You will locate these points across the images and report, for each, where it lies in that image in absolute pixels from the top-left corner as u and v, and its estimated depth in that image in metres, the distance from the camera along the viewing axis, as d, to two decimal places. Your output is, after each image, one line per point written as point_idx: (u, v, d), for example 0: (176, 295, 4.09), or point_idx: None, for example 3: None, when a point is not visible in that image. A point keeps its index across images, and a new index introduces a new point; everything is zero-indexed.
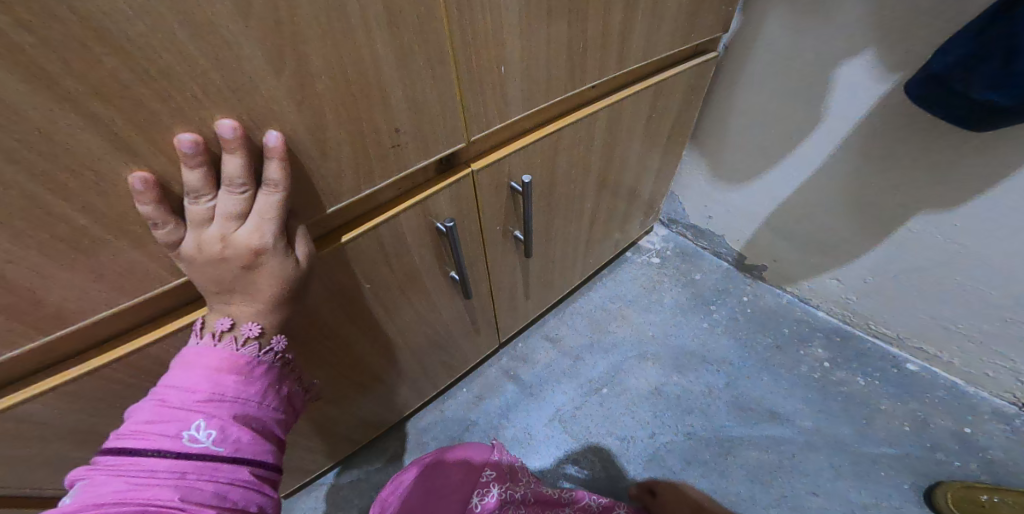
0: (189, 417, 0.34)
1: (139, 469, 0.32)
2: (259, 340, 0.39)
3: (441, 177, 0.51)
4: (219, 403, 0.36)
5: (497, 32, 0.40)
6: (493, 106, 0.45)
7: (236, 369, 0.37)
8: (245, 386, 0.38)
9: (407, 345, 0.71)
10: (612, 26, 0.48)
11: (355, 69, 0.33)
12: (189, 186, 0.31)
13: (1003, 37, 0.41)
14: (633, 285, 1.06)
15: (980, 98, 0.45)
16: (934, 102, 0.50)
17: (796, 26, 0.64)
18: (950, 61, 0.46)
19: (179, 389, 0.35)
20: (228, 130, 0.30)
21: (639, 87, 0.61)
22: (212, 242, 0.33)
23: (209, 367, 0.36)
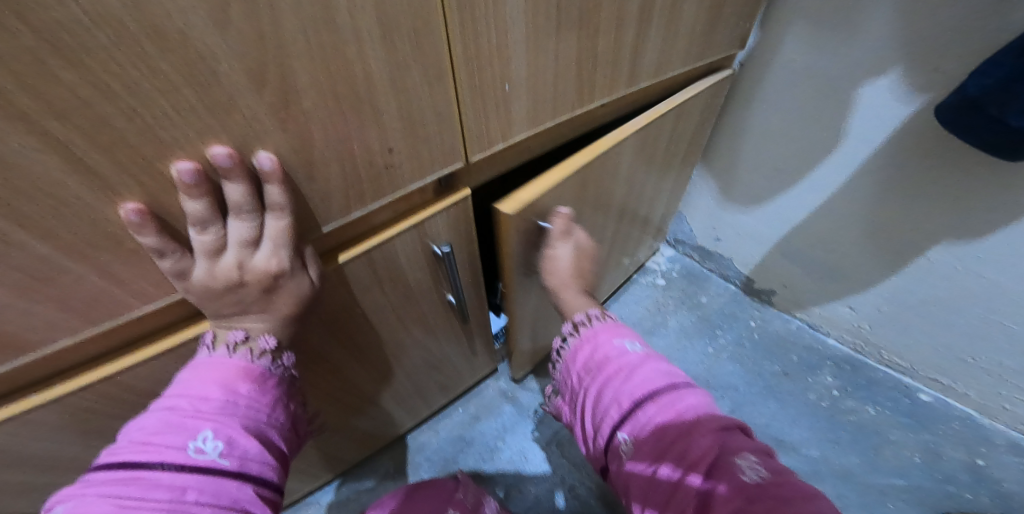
0: (197, 427, 0.33)
1: (139, 485, 0.30)
2: (273, 353, 0.39)
3: (440, 199, 0.47)
4: (229, 413, 0.35)
5: (502, 47, 0.37)
6: (497, 125, 0.42)
7: (250, 378, 0.37)
8: (258, 394, 0.37)
9: (402, 368, 0.67)
10: (623, 42, 0.45)
11: (347, 87, 0.31)
12: (194, 217, 0.30)
13: None
14: (637, 308, 1.02)
15: (1019, 124, 0.43)
16: (968, 128, 0.48)
17: (815, 44, 0.62)
18: (987, 83, 0.44)
19: (190, 398, 0.34)
20: (224, 158, 0.28)
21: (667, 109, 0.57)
22: (228, 270, 0.33)
23: (221, 374, 0.36)
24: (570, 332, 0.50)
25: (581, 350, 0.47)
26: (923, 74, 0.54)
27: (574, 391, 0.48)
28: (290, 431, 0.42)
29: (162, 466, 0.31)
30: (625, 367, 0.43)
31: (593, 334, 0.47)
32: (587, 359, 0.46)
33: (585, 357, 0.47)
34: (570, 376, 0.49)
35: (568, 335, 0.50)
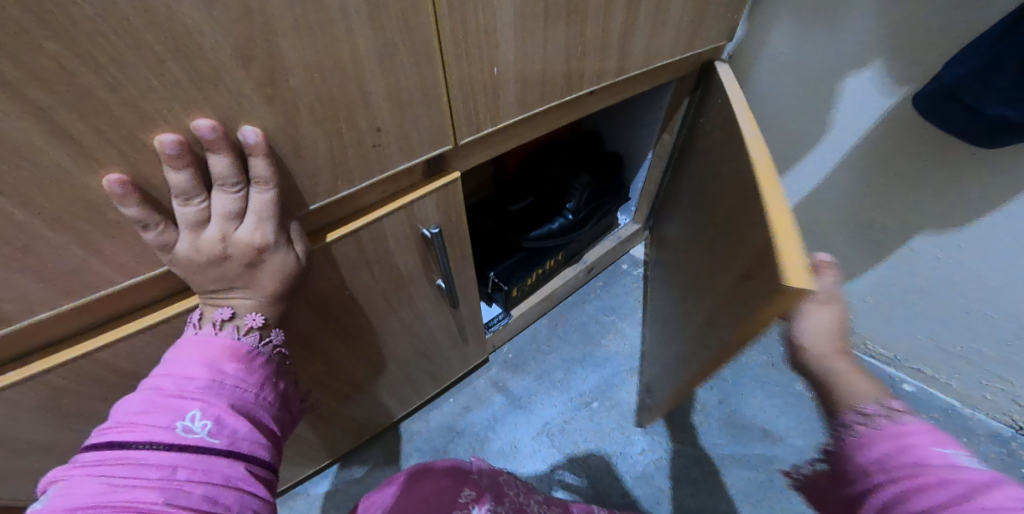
0: (184, 407, 0.33)
1: (127, 465, 0.29)
2: (260, 331, 0.40)
3: (429, 181, 0.48)
4: (216, 392, 0.35)
5: (490, 29, 0.37)
6: (486, 109, 0.43)
7: (236, 358, 0.37)
8: (245, 374, 0.38)
9: (392, 354, 0.68)
10: (612, 28, 0.46)
11: (333, 64, 0.31)
12: (177, 188, 0.29)
13: (1015, 45, 0.40)
14: (629, 299, 1.06)
15: (992, 113, 0.44)
16: (945, 117, 0.49)
17: (802, 36, 0.62)
18: (961, 72, 0.46)
19: (174, 378, 0.34)
20: (207, 130, 0.28)
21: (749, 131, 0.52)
22: (211, 243, 0.32)
23: (208, 352, 0.36)
24: (862, 421, 0.34)
25: (880, 446, 0.33)
26: (905, 67, 0.55)
27: (842, 474, 0.36)
28: (282, 411, 0.42)
29: (150, 445, 0.30)
30: (938, 477, 0.30)
31: (874, 435, 0.34)
32: (874, 453, 0.33)
33: (879, 453, 0.33)
34: (839, 456, 0.37)
35: (857, 424, 0.35)
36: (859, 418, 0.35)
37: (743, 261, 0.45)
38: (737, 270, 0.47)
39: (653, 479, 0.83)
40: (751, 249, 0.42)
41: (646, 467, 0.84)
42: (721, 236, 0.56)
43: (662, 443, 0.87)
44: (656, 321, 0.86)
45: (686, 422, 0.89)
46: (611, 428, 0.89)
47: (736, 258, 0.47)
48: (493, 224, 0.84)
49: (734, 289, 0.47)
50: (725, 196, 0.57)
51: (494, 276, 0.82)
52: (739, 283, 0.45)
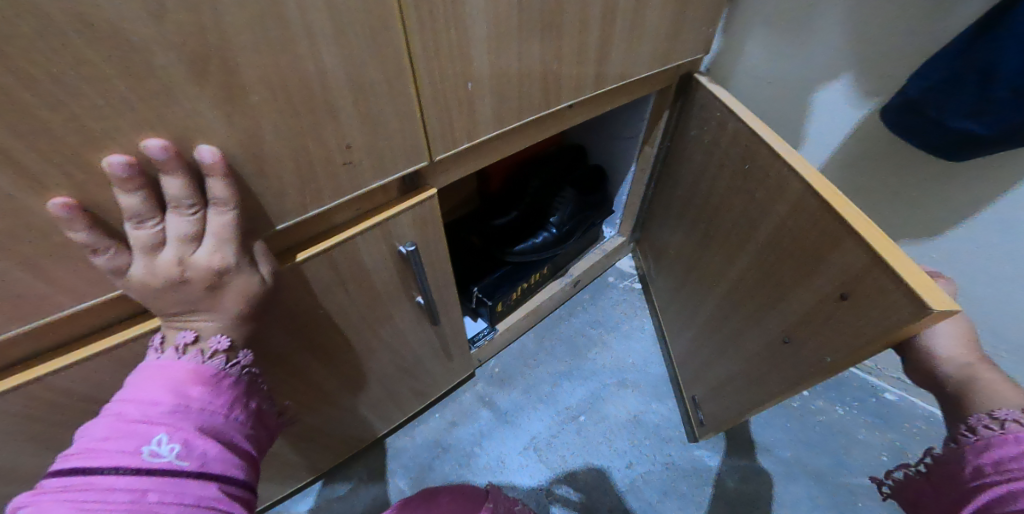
0: (149, 432, 0.31)
1: (92, 490, 0.28)
2: (227, 353, 0.37)
3: (404, 198, 0.47)
4: (183, 415, 0.33)
5: (461, 46, 0.36)
6: (461, 124, 0.42)
7: (202, 381, 0.35)
8: (212, 397, 0.35)
9: (372, 372, 0.66)
10: (588, 43, 0.46)
11: (296, 80, 0.30)
12: (128, 210, 0.28)
13: (980, 58, 0.41)
14: (614, 312, 1.05)
15: (956, 126, 0.45)
16: (911, 131, 0.50)
17: (776, 50, 0.63)
18: (925, 85, 0.46)
19: (137, 403, 0.32)
20: (157, 150, 0.27)
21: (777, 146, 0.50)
22: (168, 267, 0.30)
23: (173, 375, 0.34)
24: (989, 425, 0.36)
25: (1003, 448, 0.34)
26: (873, 81, 0.56)
27: (952, 476, 0.37)
28: (254, 430, 0.40)
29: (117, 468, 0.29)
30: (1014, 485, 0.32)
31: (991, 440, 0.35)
32: (995, 455, 0.34)
33: (1002, 455, 0.33)
34: (953, 459, 0.37)
35: (980, 427, 0.36)
36: (985, 421, 0.36)
37: (829, 283, 0.44)
38: (815, 289, 0.46)
39: (640, 494, 0.82)
40: (851, 274, 0.41)
41: (634, 482, 0.83)
42: (762, 252, 0.54)
43: (649, 455, 0.86)
44: (679, 333, 0.85)
45: (674, 435, 0.88)
46: (598, 442, 0.88)
47: (811, 280, 0.46)
48: (478, 240, 0.83)
49: (818, 310, 0.46)
50: (752, 211, 0.55)
51: (478, 291, 0.81)
52: (825, 304, 0.45)
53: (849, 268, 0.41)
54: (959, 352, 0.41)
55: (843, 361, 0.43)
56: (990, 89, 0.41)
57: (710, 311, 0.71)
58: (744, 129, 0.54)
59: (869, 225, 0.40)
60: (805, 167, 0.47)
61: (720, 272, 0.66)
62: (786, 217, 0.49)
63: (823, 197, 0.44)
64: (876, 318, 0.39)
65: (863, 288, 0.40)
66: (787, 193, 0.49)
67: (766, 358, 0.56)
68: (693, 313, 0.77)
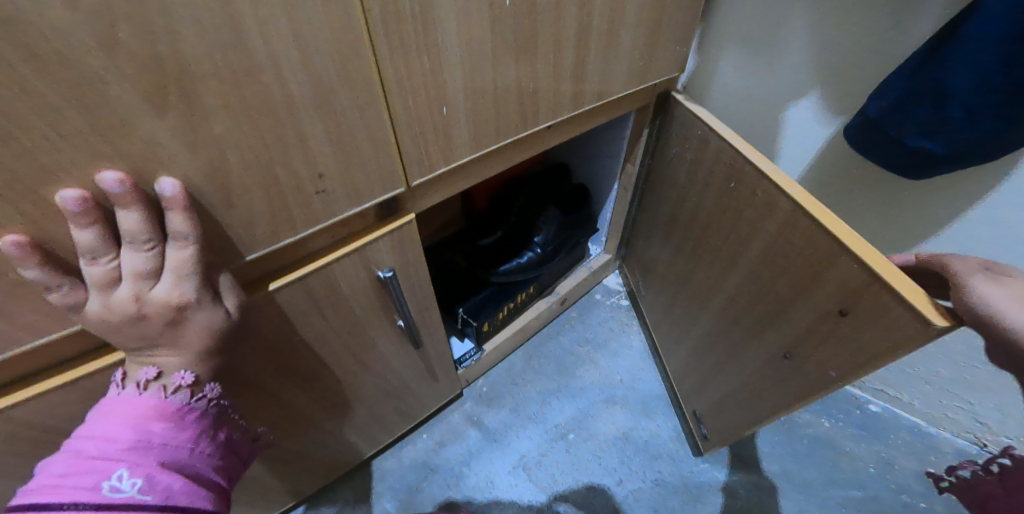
0: (109, 467, 0.30)
1: None
2: (192, 387, 0.35)
3: (382, 223, 0.46)
4: (145, 451, 0.32)
5: (434, 73, 0.36)
6: (438, 148, 0.42)
7: (165, 416, 0.34)
8: (176, 431, 0.34)
9: (354, 395, 0.64)
10: (563, 65, 0.46)
11: (263, 108, 0.29)
12: (82, 247, 0.27)
13: (933, 77, 0.42)
14: (601, 328, 1.05)
15: (915, 145, 0.46)
16: (873, 149, 0.52)
17: (748, 68, 0.65)
18: (883, 105, 0.48)
19: (96, 439, 0.31)
20: (113, 184, 0.26)
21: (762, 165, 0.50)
22: (124, 303, 0.30)
23: (134, 409, 0.33)
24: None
25: None
26: (840, 98, 0.58)
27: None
28: (224, 461, 0.39)
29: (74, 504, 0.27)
30: None
31: None
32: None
33: None
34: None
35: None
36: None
37: (827, 300, 0.44)
38: (812, 306, 0.46)
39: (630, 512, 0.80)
40: (850, 292, 0.41)
41: (625, 500, 0.82)
42: (753, 269, 0.54)
43: (639, 472, 0.85)
44: (675, 347, 0.85)
45: (663, 451, 0.87)
46: (588, 460, 0.87)
47: (807, 298, 0.47)
48: (463, 260, 0.86)
49: (820, 326, 0.46)
50: (742, 227, 0.55)
51: (463, 312, 0.81)
52: (824, 322, 0.45)
53: (848, 284, 0.41)
54: None
55: (849, 374, 0.43)
56: (945, 110, 0.42)
57: (706, 326, 0.70)
58: (727, 147, 0.55)
59: (863, 244, 0.40)
60: (791, 186, 0.47)
61: (710, 288, 0.66)
62: (776, 236, 0.49)
63: (812, 217, 0.44)
64: (881, 335, 0.39)
65: (862, 306, 0.40)
66: (776, 211, 0.49)
67: (769, 373, 0.56)
68: (687, 329, 0.77)
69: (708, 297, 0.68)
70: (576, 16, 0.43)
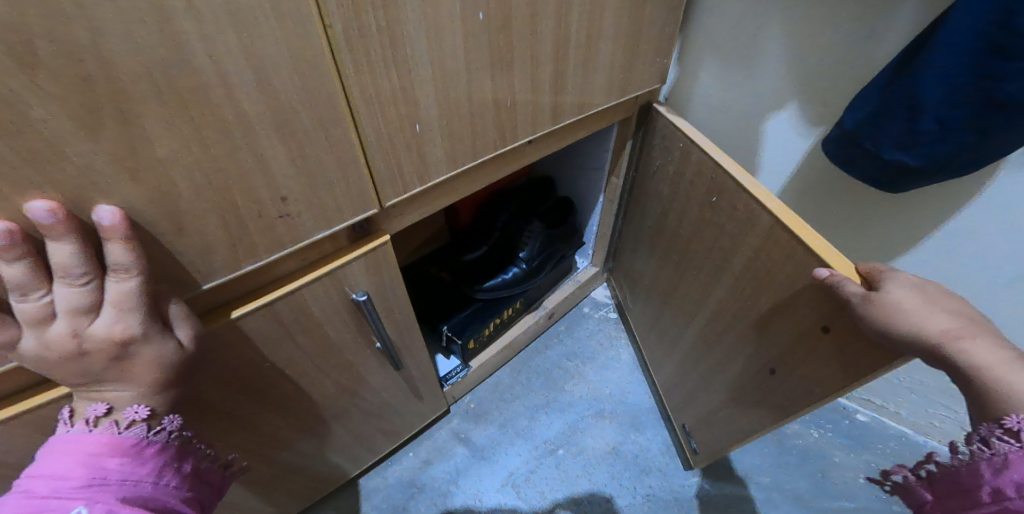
0: (61, 508, 0.27)
1: None
2: (149, 420, 0.33)
3: (355, 245, 0.44)
4: (101, 488, 0.29)
5: (405, 90, 0.35)
6: (411, 167, 0.40)
7: (122, 451, 0.31)
8: (135, 466, 0.31)
9: (333, 419, 0.62)
10: (540, 80, 0.45)
11: (214, 131, 0.27)
12: (10, 283, 0.25)
13: (903, 92, 0.42)
14: (590, 341, 1.04)
15: (891, 158, 0.46)
16: (849, 163, 0.51)
17: (727, 79, 0.64)
18: (858, 118, 0.48)
19: (47, 479, 0.29)
20: (42, 214, 0.24)
21: (746, 179, 0.49)
22: (60, 340, 0.28)
23: (85, 443, 0.30)
24: (1003, 437, 0.29)
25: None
26: (818, 109, 0.57)
27: (957, 492, 0.31)
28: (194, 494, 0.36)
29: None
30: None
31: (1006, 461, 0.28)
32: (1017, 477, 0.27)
33: None
34: (962, 474, 0.31)
35: (992, 439, 0.29)
36: (997, 432, 0.29)
37: (810, 315, 0.43)
38: (792, 320, 0.45)
39: None
40: (828, 307, 0.40)
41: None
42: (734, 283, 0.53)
43: (629, 488, 0.83)
44: (662, 361, 0.83)
45: (654, 466, 0.85)
46: (578, 476, 0.84)
47: (789, 312, 0.45)
48: (447, 276, 0.86)
49: (801, 340, 0.45)
50: (724, 243, 0.54)
51: (447, 330, 0.79)
52: (808, 336, 0.44)
53: (824, 302, 0.41)
54: (938, 321, 0.33)
55: (833, 391, 0.42)
56: (918, 122, 0.42)
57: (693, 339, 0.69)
58: (708, 160, 0.54)
59: (840, 259, 0.39)
60: (771, 200, 0.45)
61: (696, 302, 0.65)
62: (759, 249, 0.48)
63: (791, 232, 0.42)
64: (869, 347, 0.37)
65: (844, 323, 0.39)
66: (758, 225, 0.47)
67: (754, 389, 0.55)
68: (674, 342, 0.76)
69: (694, 312, 0.66)
70: (553, 30, 0.42)
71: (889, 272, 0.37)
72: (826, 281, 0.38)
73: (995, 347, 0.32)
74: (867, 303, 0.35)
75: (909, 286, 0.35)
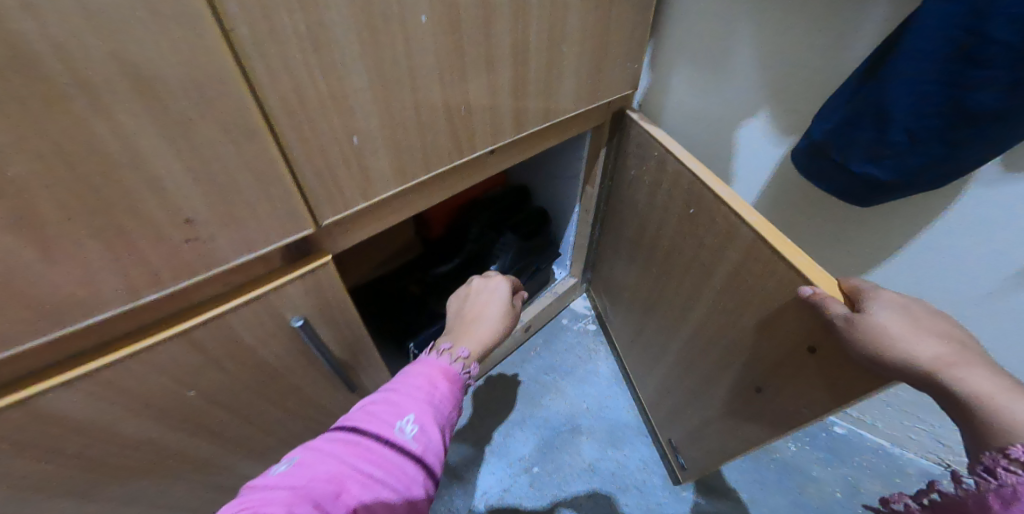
0: (404, 410, 0.37)
1: (371, 453, 0.34)
2: (464, 362, 0.45)
3: (291, 266, 0.40)
4: (423, 404, 0.39)
5: (336, 99, 0.30)
6: (352, 182, 0.36)
7: (447, 378, 0.42)
8: (447, 396, 0.41)
9: (282, 447, 0.57)
10: (498, 86, 0.42)
11: (84, 145, 0.22)
12: None
13: (872, 100, 0.39)
14: (567, 355, 1.00)
15: (859, 171, 0.43)
16: (819, 176, 0.47)
17: (700, 85, 0.62)
18: (826, 128, 0.44)
19: (407, 387, 0.40)
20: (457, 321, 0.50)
21: (724, 190, 0.46)
22: None
23: (429, 377, 0.41)
24: (1010, 467, 0.26)
25: None
26: (789, 118, 0.55)
27: None
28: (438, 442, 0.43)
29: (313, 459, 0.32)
30: None
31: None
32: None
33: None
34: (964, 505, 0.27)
35: (997, 470, 0.26)
36: (1002, 462, 0.26)
37: (790, 337, 0.40)
38: (773, 342, 0.43)
39: None
40: (814, 327, 0.37)
41: None
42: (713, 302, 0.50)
43: (605, 506, 0.80)
44: (646, 375, 0.80)
45: (631, 482, 0.82)
46: (553, 495, 0.81)
47: (770, 334, 0.43)
48: (418, 289, 0.79)
49: (785, 361, 0.42)
50: (702, 258, 0.51)
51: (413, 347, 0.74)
52: (794, 358, 0.41)
53: (809, 323, 0.38)
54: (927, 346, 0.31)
55: (822, 413, 0.40)
56: (887, 133, 0.39)
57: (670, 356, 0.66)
58: (684, 170, 0.51)
59: (826, 276, 0.36)
60: (751, 213, 0.42)
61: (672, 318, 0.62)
62: (736, 267, 0.44)
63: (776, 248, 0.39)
64: (858, 369, 0.34)
65: (832, 345, 0.36)
66: (736, 243, 0.44)
67: (739, 408, 0.52)
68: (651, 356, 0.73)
69: (674, 327, 0.63)
70: (510, 32, 0.39)
71: (874, 291, 0.34)
72: (810, 300, 0.35)
73: (988, 375, 0.30)
74: (853, 326, 0.32)
75: (897, 307, 0.32)
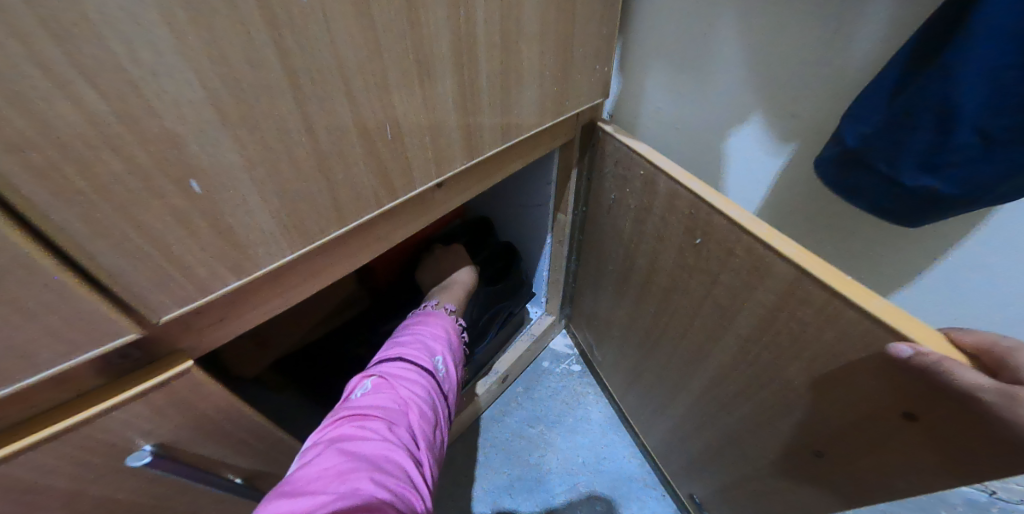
0: (435, 350, 0.47)
1: (421, 378, 0.42)
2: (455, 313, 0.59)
3: (118, 383, 0.25)
4: (443, 348, 0.48)
5: (137, 131, 0.18)
6: (205, 254, 0.23)
7: (453, 331, 0.53)
8: (454, 346, 0.51)
9: None
10: (437, 99, 0.30)
11: None
12: None
13: (931, 96, 0.31)
14: (553, 402, 0.88)
15: (913, 184, 0.34)
16: (855, 191, 0.39)
17: (679, 92, 0.53)
18: (866, 132, 0.36)
19: (429, 333, 0.49)
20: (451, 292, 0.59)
21: (740, 212, 0.36)
22: None
23: (443, 328, 0.51)
24: None
25: None
26: (787, 122, 0.47)
27: None
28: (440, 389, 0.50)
29: (382, 374, 0.40)
30: None
31: None
32: None
33: None
34: None
35: None
36: None
37: (861, 396, 0.30)
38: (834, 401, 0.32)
39: None
40: (908, 389, 0.27)
41: None
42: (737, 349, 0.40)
43: None
44: (650, 423, 0.69)
45: None
46: None
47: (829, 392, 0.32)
48: (367, 352, 0.64)
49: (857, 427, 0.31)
50: (716, 295, 0.41)
51: None
52: (869, 425, 0.31)
53: (896, 383, 0.28)
54: None
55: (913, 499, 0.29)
56: (951, 133, 0.31)
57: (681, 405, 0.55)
58: (682, 190, 0.41)
59: (925, 327, 0.26)
60: (787, 244, 0.33)
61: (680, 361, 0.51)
62: (772, 309, 0.34)
63: (829, 285, 0.29)
64: (992, 448, 0.24)
65: (946, 414, 0.26)
66: (769, 278, 0.34)
67: (785, 474, 0.42)
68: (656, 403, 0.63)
69: (684, 373, 0.53)
70: (447, 24, 0.28)
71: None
72: (914, 364, 0.25)
73: None
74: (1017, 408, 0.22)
75: None
